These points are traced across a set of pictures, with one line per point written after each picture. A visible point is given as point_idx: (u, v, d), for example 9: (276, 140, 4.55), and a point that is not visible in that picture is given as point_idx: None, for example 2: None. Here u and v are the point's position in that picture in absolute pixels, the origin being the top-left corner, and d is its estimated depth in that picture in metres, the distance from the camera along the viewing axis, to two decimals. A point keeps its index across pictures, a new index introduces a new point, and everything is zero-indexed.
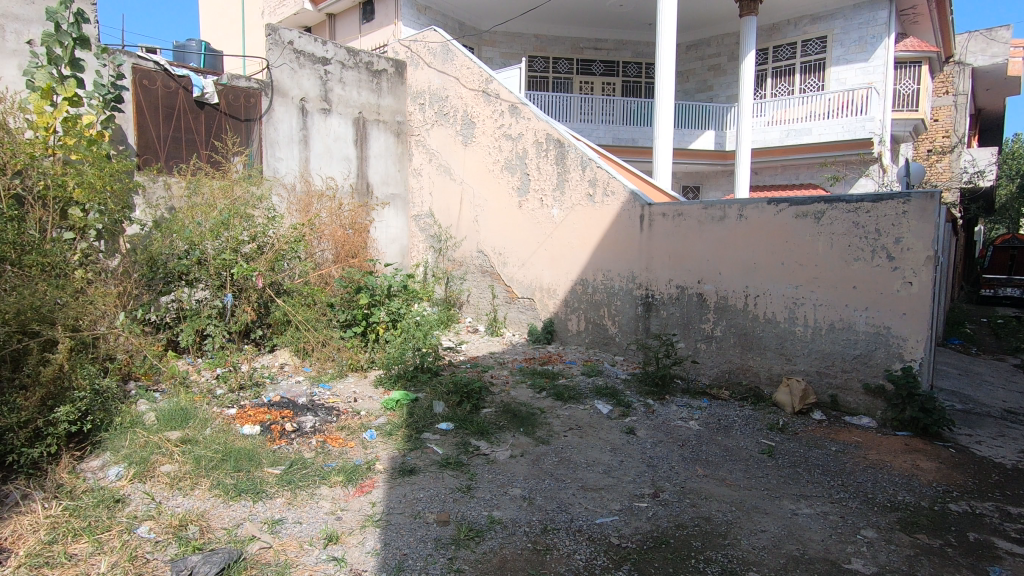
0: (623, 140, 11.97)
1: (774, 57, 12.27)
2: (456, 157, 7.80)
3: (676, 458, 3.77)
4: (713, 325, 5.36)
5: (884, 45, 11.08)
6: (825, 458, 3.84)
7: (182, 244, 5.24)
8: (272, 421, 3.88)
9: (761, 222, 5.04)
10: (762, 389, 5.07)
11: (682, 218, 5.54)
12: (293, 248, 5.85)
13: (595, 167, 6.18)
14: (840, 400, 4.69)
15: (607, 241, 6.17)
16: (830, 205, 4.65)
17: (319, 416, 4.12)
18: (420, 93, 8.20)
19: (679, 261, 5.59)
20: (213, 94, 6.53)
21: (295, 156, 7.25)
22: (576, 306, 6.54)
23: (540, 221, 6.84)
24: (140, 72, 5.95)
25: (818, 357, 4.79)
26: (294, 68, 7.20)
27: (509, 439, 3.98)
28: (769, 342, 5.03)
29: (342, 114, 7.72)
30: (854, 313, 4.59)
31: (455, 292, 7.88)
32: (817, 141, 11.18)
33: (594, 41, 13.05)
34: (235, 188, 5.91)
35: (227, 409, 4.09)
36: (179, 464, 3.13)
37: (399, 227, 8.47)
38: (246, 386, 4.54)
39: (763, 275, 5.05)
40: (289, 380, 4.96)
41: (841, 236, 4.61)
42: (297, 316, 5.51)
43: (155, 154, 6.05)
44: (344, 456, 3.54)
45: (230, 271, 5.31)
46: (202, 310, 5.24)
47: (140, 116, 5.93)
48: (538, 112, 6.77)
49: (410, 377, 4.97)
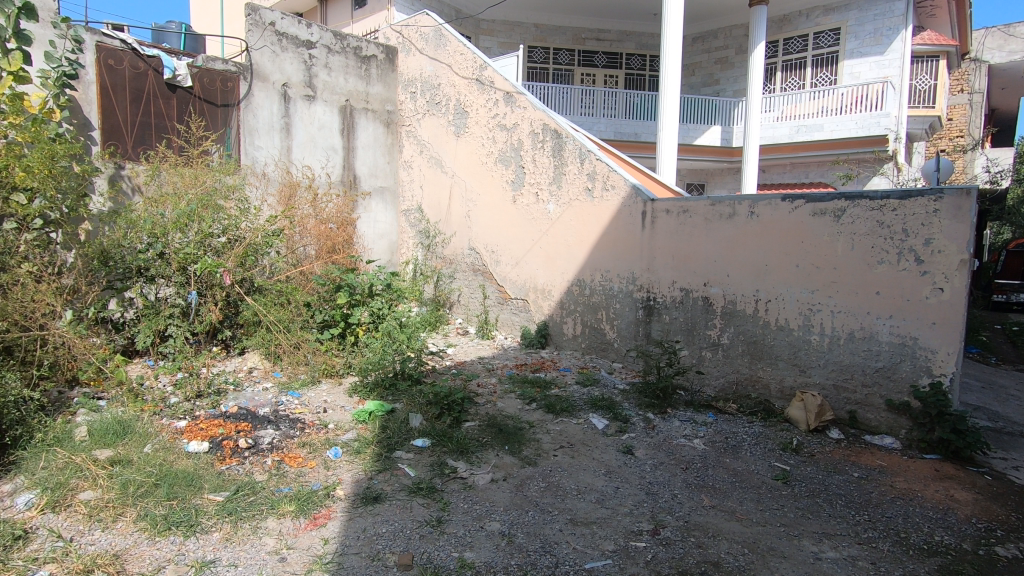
0: (626, 135, 11.52)
1: (784, 49, 11.84)
2: (448, 149, 7.37)
3: (678, 484, 3.34)
4: (719, 332, 4.92)
5: (901, 37, 10.61)
6: (847, 486, 3.40)
7: (143, 238, 4.82)
8: (225, 436, 3.43)
9: (774, 221, 4.60)
10: (773, 403, 4.64)
11: (687, 215, 5.11)
12: (268, 243, 5.41)
13: (594, 159, 5.73)
14: (860, 417, 4.26)
15: (606, 239, 5.73)
16: (851, 202, 4.21)
17: (281, 429, 3.69)
18: (411, 81, 7.77)
19: (683, 262, 5.15)
20: (185, 77, 6.11)
21: (276, 145, 6.81)
22: (572, 309, 6.11)
23: (535, 218, 6.40)
24: (104, 50, 5.49)
25: (836, 370, 4.35)
26: (275, 51, 6.75)
27: (492, 459, 3.55)
28: (781, 352, 4.60)
29: (328, 101, 7.29)
30: (876, 321, 4.15)
31: (445, 291, 7.48)
32: (829, 137, 10.70)
33: (597, 32, 12.61)
34: (206, 176, 5.48)
35: (177, 420, 3.66)
36: (103, 491, 2.71)
37: (388, 222, 8.06)
38: (203, 395, 4.12)
39: (776, 278, 4.61)
40: (255, 387, 4.53)
41: (864, 237, 4.17)
42: (269, 317, 5.09)
43: (121, 140, 5.63)
44: (301, 480, 3.10)
45: (194, 266, 4.90)
46: (162, 309, 4.86)
47: (105, 99, 5.50)
48: (535, 101, 6.31)
49: (388, 386, 4.55)
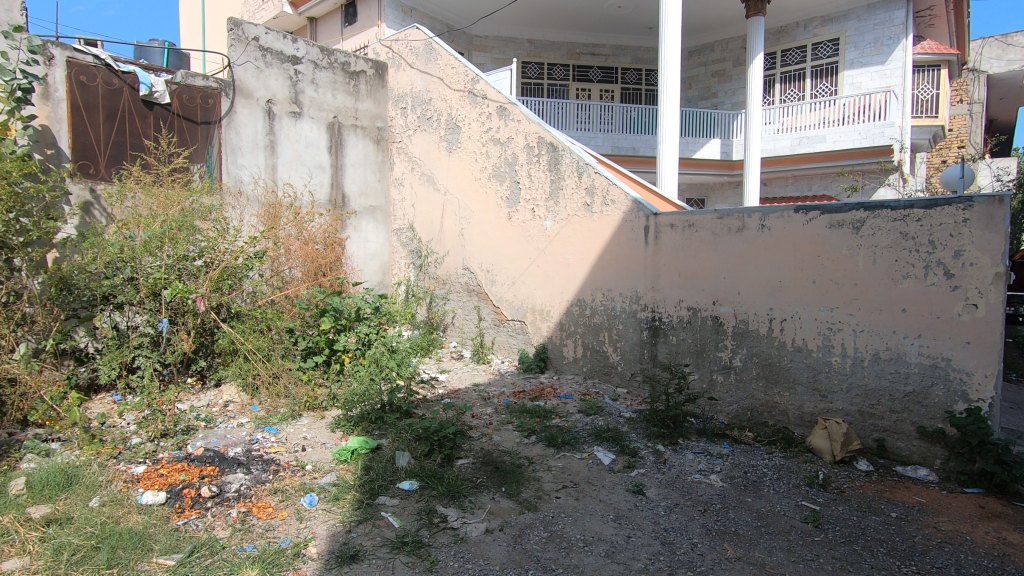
0: (623, 149, 11.30)
1: (782, 61, 11.73)
2: (440, 165, 7.09)
3: (697, 531, 2.97)
4: (731, 354, 4.57)
5: (902, 46, 10.46)
6: (887, 530, 3.02)
7: (109, 263, 4.47)
8: (186, 484, 3.06)
9: (787, 234, 4.29)
10: (792, 430, 4.27)
11: (693, 229, 4.80)
12: (247, 266, 5.08)
13: (593, 172, 5.44)
14: (889, 446, 3.89)
15: (607, 257, 5.42)
16: (871, 212, 3.90)
17: (252, 473, 3.31)
18: (401, 96, 7.53)
19: (690, 279, 4.82)
20: (163, 94, 5.83)
21: (260, 164, 6.52)
22: (572, 330, 5.76)
23: (532, 235, 6.09)
24: (75, 66, 5.23)
25: (861, 395, 3.99)
26: (259, 67, 6.50)
27: (487, 503, 3.17)
28: (800, 375, 4.25)
29: (315, 118, 7.04)
30: (903, 341, 3.81)
31: (438, 313, 7.14)
32: (831, 148, 10.49)
33: (591, 47, 12.48)
34: (181, 197, 5.18)
35: (135, 465, 3.29)
36: (32, 558, 2.35)
37: (379, 242, 7.73)
38: (169, 434, 3.75)
39: (791, 295, 4.28)
40: (228, 424, 4.15)
41: (886, 250, 3.85)
42: (246, 345, 4.72)
43: (94, 160, 5.33)
44: (268, 536, 2.72)
45: (165, 292, 4.55)
46: (130, 339, 4.50)
47: (76, 117, 5.22)
48: (529, 113, 6.05)
49: (374, 419, 4.18)
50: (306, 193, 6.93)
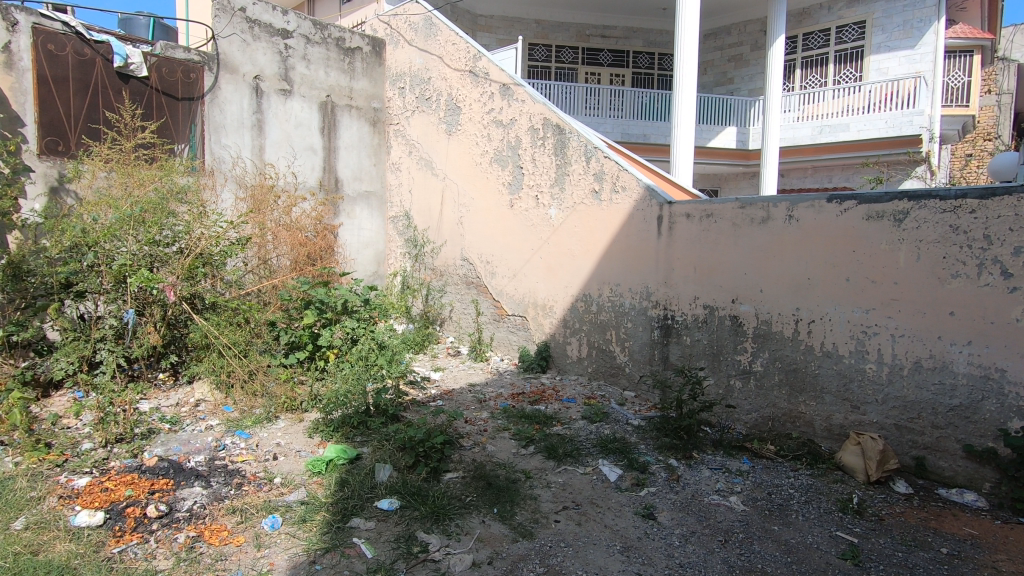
0: (634, 137, 10.83)
1: (804, 45, 11.18)
2: (438, 149, 6.66)
3: (718, 568, 2.58)
4: (751, 358, 4.14)
5: (933, 29, 9.92)
6: (937, 571, 2.61)
7: (69, 248, 4.08)
8: (130, 501, 2.68)
9: (817, 226, 3.84)
10: (819, 444, 3.85)
11: (712, 219, 4.36)
12: (226, 253, 4.68)
13: (602, 157, 5.00)
14: (930, 465, 3.46)
15: (616, 248, 4.98)
16: (916, 202, 3.43)
17: (211, 488, 2.92)
18: (399, 76, 7.08)
19: (706, 274, 4.39)
20: (140, 66, 5.41)
21: (245, 144, 6.09)
22: (577, 328, 5.34)
23: (534, 224, 5.67)
24: (42, 34, 4.81)
25: (898, 407, 3.55)
26: (246, 40, 6.07)
27: (475, 528, 2.77)
28: (828, 383, 3.81)
29: (306, 96, 6.61)
30: (950, 349, 3.36)
31: (435, 307, 6.75)
32: (855, 138, 9.99)
33: (602, 29, 11.95)
34: (155, 176, 4.77)
35: (78, 476, 2.92)
36: None
37: (374, 230, 7.32)
38: (126, 439, 3.38)
39: (820, 294, 3.83)
40: (196, 426, 3.76)
41: (933, 245, 3.39)
42: (221, 339, 4.30)
43: (64, 136, 4.93)
44: (217, 569, 2.34)
45: (130, 280, 4.15)
46: (91, 331, 4.12)
47: (43, 89, 4.81)
48: (535, 92, 5.59)
49: (356, 424, 3.77)
50: (287, 174, 6.44)
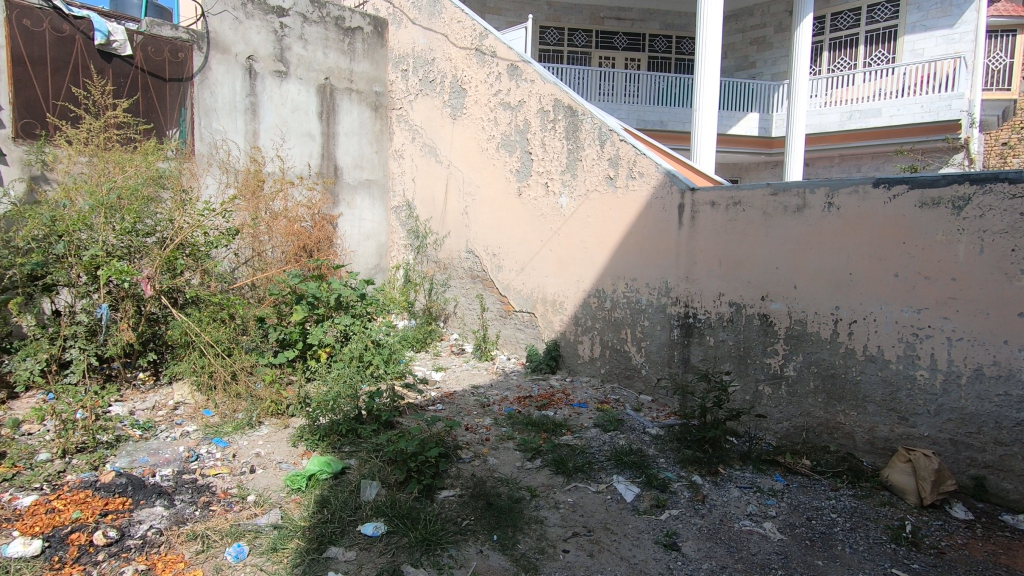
0: (650, 124, 10.38)
1: (832, 26, 10.72)
2: (443, 135, 6.26)
3: None
4: (782, 361, 3.72)
5: (974, 7, 9.33)
6: None
7: (35, 237, 3.75)
8: (75, 527, 2.35)
9: (861, 215, 3.39)
10: (860, 459, 3.43)
11: (740, 208, 3.93)
12: (212, 244, 4.34)
13: (617, 140, 4.58)
14: (991, 487, 3.03)
15: (632, 240, 4.57)
16: (980, 187, 2.97)
17: (173, 508, 2.59)
18: (402, 57, 6.69)
19: (733, 268, 3.96)
20: (123, 44, 5.07)
21: (238, 129, 5.76)
22: (589, 326, 4.94)
23: (544, 214, 5.26)
24: (17, 9, 4.48)
25: (954, 420, 3.11)
26: (238, 18, 5.72)
27: (472, 560, 2.41)
28: (872, 391, 3.37)
29: (303, 79, 6.24)
30: (1017, 356, 2.91)
31: (438, 303, 6.38)
32: (888, 124, 9.49)
33: (617, 11, 11.47)
34: (137, 162, 4.43)
35: (26, 494, 2.60)
36: None
37: (376, 221, 6.96)
38: (88, 449, 3.06)
39: (864, 291, 3.39)
40: (171, 433, 3.45)
41: (999, 235, 2.93)
42: (202, 337, 3.94)
43: (41, 119, 4.61)
44: None
45: (103, 272, 3.82)
46: (61, 328, 3.80)
47: (17, 68, 4.49)
48: (544, 71, 5.17)
49: (344, 433, 3.41)
50: (277, 159, 6.04)
